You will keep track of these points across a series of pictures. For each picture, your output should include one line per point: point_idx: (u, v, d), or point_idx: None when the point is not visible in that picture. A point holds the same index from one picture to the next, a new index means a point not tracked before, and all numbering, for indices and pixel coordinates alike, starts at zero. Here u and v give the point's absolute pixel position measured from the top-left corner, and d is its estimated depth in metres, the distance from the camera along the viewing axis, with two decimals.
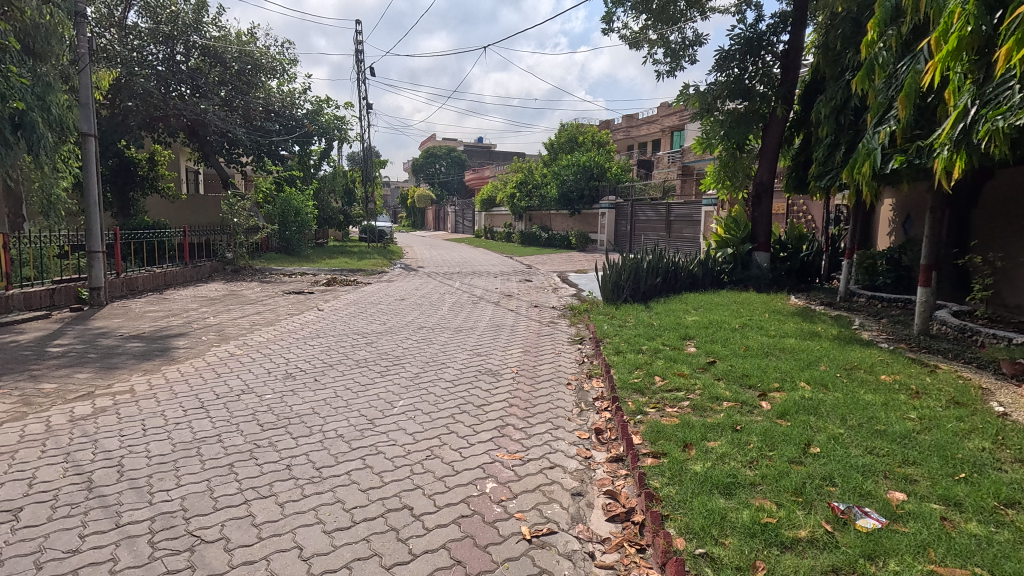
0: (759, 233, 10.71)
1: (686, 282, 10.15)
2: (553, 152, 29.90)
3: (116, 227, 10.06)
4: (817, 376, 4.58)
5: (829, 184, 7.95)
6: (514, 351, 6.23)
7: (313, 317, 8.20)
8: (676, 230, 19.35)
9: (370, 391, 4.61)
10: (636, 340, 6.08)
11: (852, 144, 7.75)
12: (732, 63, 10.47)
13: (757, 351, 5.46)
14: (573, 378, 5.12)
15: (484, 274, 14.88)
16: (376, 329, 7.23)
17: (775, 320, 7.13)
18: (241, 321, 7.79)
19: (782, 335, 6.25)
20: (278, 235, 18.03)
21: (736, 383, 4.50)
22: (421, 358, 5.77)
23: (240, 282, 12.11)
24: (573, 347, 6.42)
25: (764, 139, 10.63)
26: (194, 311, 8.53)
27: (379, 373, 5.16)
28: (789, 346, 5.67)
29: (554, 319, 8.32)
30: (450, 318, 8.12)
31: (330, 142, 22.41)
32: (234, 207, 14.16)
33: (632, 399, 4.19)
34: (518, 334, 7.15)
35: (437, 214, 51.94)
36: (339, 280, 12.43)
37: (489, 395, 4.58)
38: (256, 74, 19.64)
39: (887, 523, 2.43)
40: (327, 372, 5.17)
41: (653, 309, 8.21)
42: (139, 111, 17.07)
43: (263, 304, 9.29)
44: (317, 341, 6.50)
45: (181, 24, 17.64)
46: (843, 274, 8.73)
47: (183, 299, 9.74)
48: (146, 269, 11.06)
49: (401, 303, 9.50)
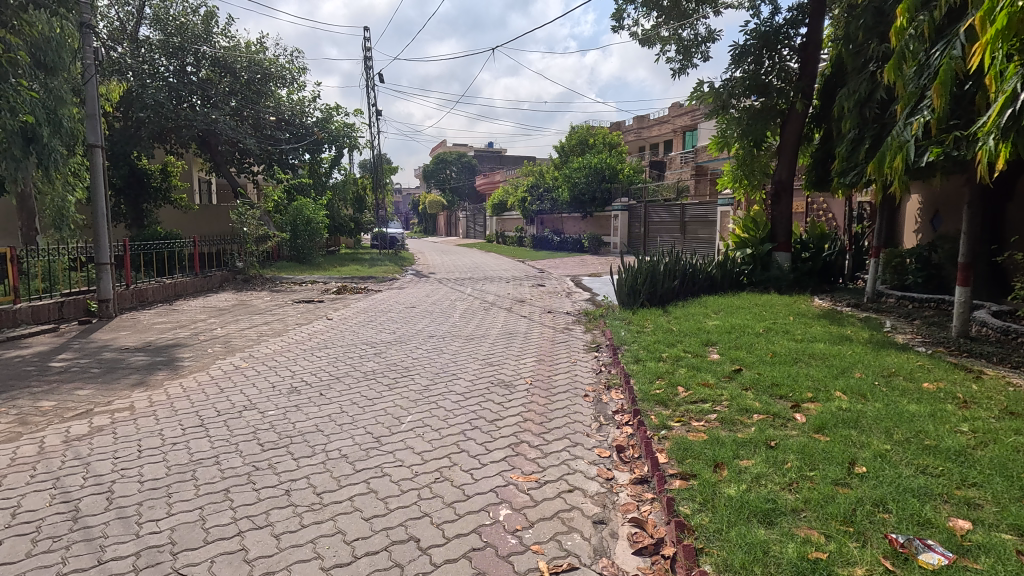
0: (780, 233, 10.37)
1: (705, 284, 9.83)
2: (564, 155, 29.68)
3: (125, 238, 9.99)
4: (853, 385, 4.27)
5: (855, 181, 7.60)
6: (528, 359, 5.98)
7: (322, 326, 8.02)
8: (691, 231, 18.98)
9: (377, 406, 4.39)
10: (655, 347, 5.80)
11: (878, 139, 7.45)
12: (747, 58, 10.15)
13: (786, 357, 5.15)
14: (590, 388, 4.86)
15: (496, 279, 14.66)
16: (386, 338, 7.02)
17: (800, 324, 6.79)
18: (249, 332, 7.64)
19: (811, 340, 5.93)
20: (289, 243, 17.98)
21: (766, 393, 4.21)
22: (431, 369, 5.55)
23: (251, 292, 12.02)
24: (589, 355, 6.15)
25: (782, 136, 10.30)
26: (202, 323, 8.41)
27: (388, 386, 4.95)
28: (819, 352, 5.35)
29: (568, 325, 8.06)
30: (462, 326, 7.90)
31: (340, 150, 22.41)
32: (243, 216, 14.08)
33: (655, 412, 3.92)
34: (532, 341, 6.91)
35: (449, 220, 51.97)
36: (349, 288, 12.28)
37: (502, 408, 4.34)
38: (265, 83, 19.69)
39: (954, 559, 2.13)
40: (334, 385, 4.98)
41: (671, 313, 7.91)
42: (150, 123, 17.12)
43: (272, 314, 9.15)
44: (325, 352, 6.31)
45: (190, 35, 17.80)
46: (870, 274, 8.38)
47: (193, 310, 9.65)
48: (156, 280, 11.00)
49: (412, 311, 9.31)
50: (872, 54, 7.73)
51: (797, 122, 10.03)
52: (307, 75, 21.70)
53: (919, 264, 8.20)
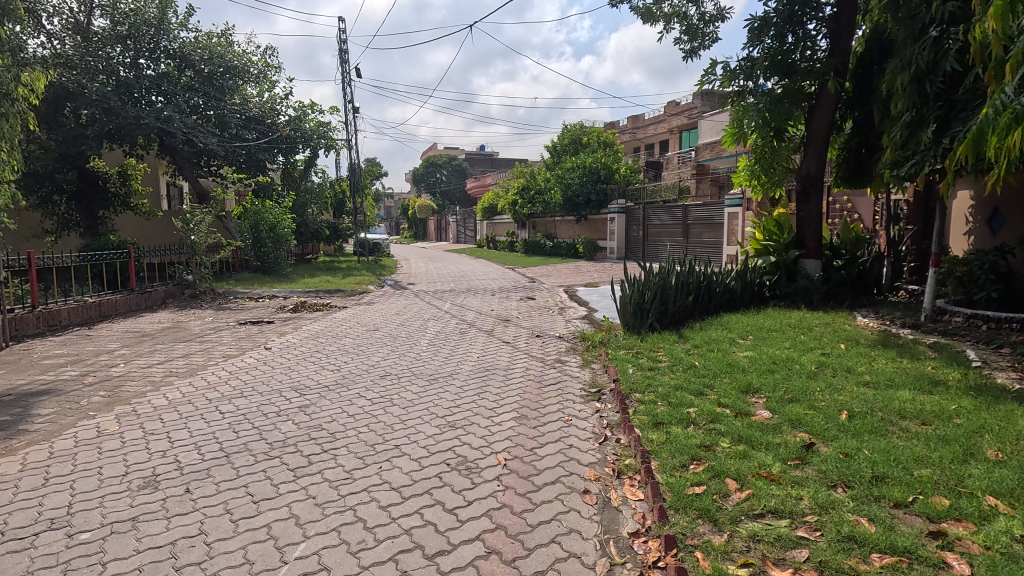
0: (808, 238, 8.91)
1: (722, 299, 8.29)
2: (556, 155, 28.20)
3: (31, 251, 8.32)
4: (1005, 480, 2.71)
5: (913, 173, 6.30)
6: (507, 415, 4.38)
7: (253, 360, 6.44)
8: (695, 235, 17.56)
9: (258, 523, 2.78)
10: (677, 399, 4.25)
11: (945, 122, 6.15)
12: (768, 34, 8.66)
13: (870, 421, 3.59)
14: (592, 476, 3.24)
15: (480, 291, 13.13)
16: (323, 381, 5.41)
17: (861, 357, 5.23)
18: (155, 370, 6.00)
19: (890, 386, 4.36)
20: (253, 252, 16.11)
21: (868, 495, 2.68)
22: (369, 437, 3.93)
23: (194, 310, 10.41)
24: (589, 407, 4.55)
25: (809, 125, 8.90)
26: (108, 354, 6.81)
27: (294, 473, 3.34)
28: (912, 408, 3.79)
29: (561, 355, 6.46)
30: (428, 358, 6.31)
31: (315, 150, 20.86)
32: (191, 222, 12.17)
33: (702, 548, 2.37)
34: (514, 382, 5.33)
35: (438, 225, 50.19)
36: (309, 304, 10.72)
37: (456, 525, 2.75)
38: (228, 77, 18.21)
39: None
40: (215, 472, 3.37)
41: (689, 340, 6.33)
42: (97, 121, 15.37)
43: (201, 342, 7.55)
44: (233, 406, 4.69)
45: (142, 23, 16.17)
46: (928, 286, 6.88)
47: (109, 335, 7.98)
48: (74, 299, 9.35)
49: (371, 336, 7.69)
50: (933, 16, 6.31)
51: (828, 106, 8.62)
52: (278, 70, 20.20)
53: (993, 275, 6.67)
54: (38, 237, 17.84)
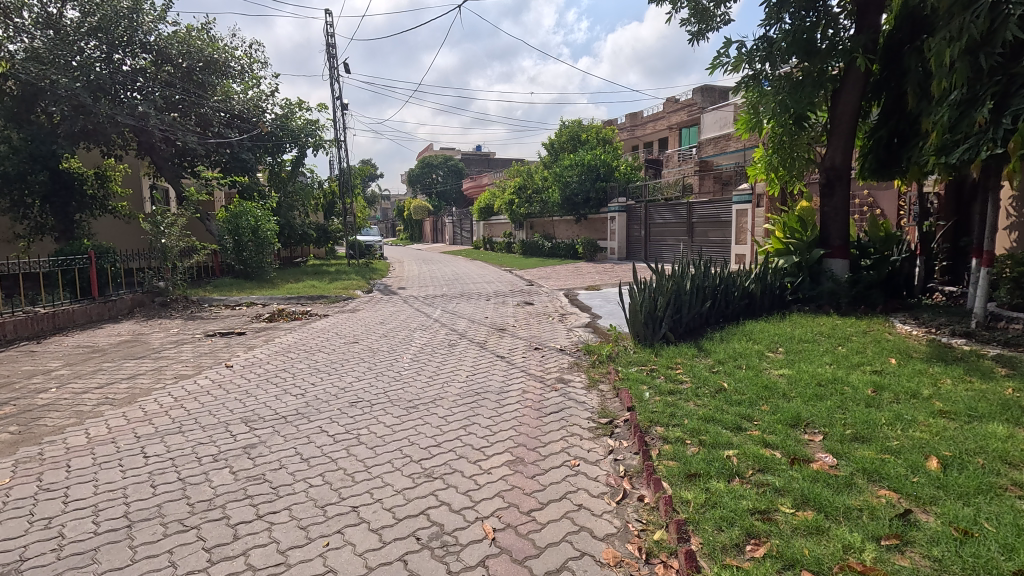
0: (833, 236, 8.12)
1: (741, 304, 7.45)
2: (554, 153, 27.38)
3: None
4: None
5: (966, 159, 5.50)
6: (499, 459, 3.49)
7: (206, 383, 5.55)
8: (700, 235, 16.71)
9: None
10: (711, 437, 3.39)
11: (1003, 98, 5.33)
12: (787, 11, 7.78)
13: (973, 472, 2.73)
14: (611, 560, 2.39)
15: (475, 295, 12.27)
16: (281, 411, 4.53)
17: (919, 376, 4.39)
18: (90, 396, 5.13)
19: (972, 417, 3.51)
20: (234, 256, 15.09)
21: None
22: (320, 494, 3.06)
23: (160, 321, 9.50)
24: (600, 446, 3.68)
25: (833, 111, 8.06)
26: (43, 376, 5.92)
27: (209, 557, 2.48)
28: (1019, 450, 2.94)
29: (563, 373, 5.60)
30: (409, 379, 5.45)
31: (303, 149, 19.96)
32: (161, 225, 11.24)
33: None
34: (509, 409, 4.46)
35: (434, 226, 49.19)
36: (286, 312, 9.84)
37: None
38: (209, 73, 17.33)
39: None
40: (104, 556, 2.50)
41: (710, 354, 5.49)
42: (68, 119, 14.34)
43: (154, 360, 6.66)
44: (162, 448, 3.80)
45: (113, 14, 14.97)
46: (980, 288, 6.02)
47: (55, 352, 7.09)
48: (23, 311, 8.43)
49: (349, 350, 6.82)
50: None
51: (854, 89, 7.76)
52: (263, 65, 19.29)
53: None
54: (11, 242, 16.91)
